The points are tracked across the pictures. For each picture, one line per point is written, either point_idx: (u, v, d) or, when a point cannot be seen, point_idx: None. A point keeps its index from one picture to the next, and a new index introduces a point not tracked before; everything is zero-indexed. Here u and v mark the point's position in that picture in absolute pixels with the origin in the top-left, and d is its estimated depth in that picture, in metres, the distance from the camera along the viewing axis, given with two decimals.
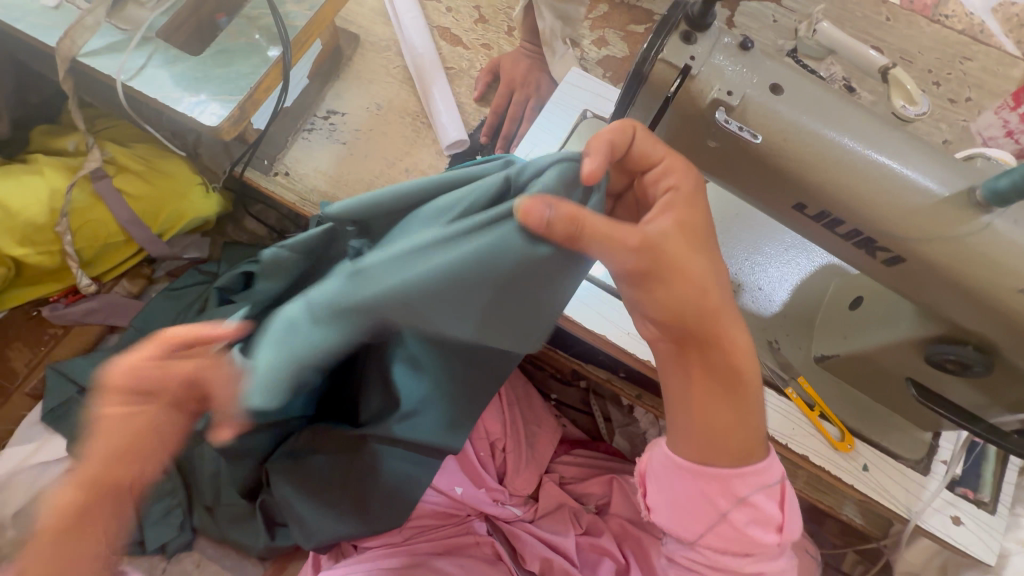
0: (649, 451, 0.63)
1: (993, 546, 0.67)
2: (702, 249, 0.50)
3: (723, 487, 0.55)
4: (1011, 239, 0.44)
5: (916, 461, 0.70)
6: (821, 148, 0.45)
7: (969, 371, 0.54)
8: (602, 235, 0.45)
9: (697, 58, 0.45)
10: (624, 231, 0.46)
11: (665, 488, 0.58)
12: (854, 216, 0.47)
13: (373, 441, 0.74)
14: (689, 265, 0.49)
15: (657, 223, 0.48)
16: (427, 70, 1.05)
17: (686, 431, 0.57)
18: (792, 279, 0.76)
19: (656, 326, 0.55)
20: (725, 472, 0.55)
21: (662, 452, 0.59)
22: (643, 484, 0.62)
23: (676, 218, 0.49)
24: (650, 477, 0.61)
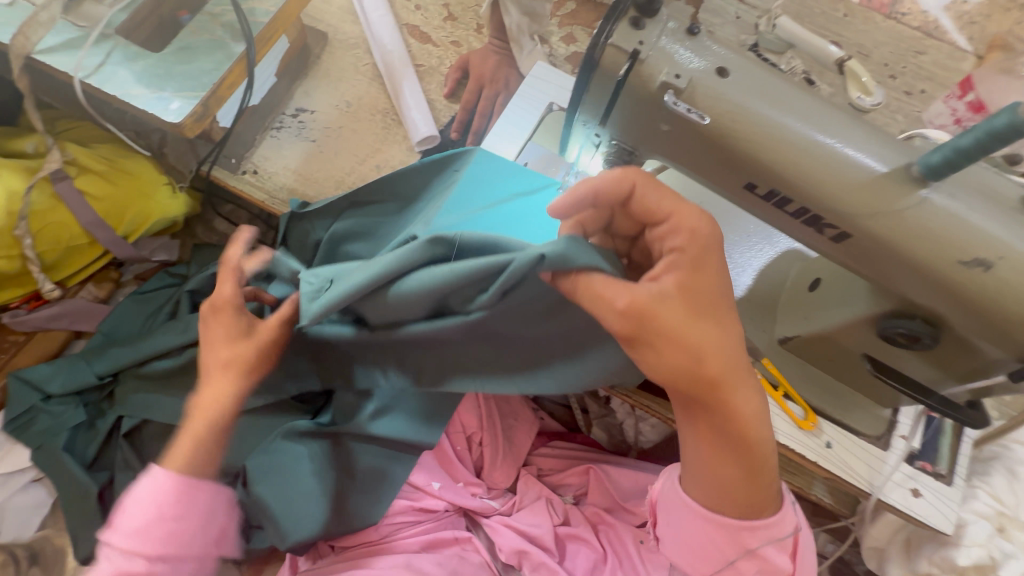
0: (661, 482, 0.63)
1: (949, 516, 0.70)
2: (706, 316, 0.46)
3: (734, 537, 0.54)
4: (946, 212, 0.46)
5: (877, 437, 0.73)
6: (767, 128, 0.47)
7: (919, 343, 0.56)
8: (592, 294, 0.45)
9: (645, 43, 0.47)
10: (614, 290, 0.45)
11: (675, 524, 0.57)
12: (801, 194, 0.49)
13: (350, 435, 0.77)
14: (686, 336, 0.45)
15: (658, 283, 0.46)
16: (396, 68, 1.05)
17: (692, 478, 0.54)
18: (755, 264, 0.78)
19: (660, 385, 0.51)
20: (735, 524, 0.53)
21: (673, 488, 0.58)
22: (653, 513, 0.62)
23: (679, 281, 0.46)
24: (661, 509, 0.60)
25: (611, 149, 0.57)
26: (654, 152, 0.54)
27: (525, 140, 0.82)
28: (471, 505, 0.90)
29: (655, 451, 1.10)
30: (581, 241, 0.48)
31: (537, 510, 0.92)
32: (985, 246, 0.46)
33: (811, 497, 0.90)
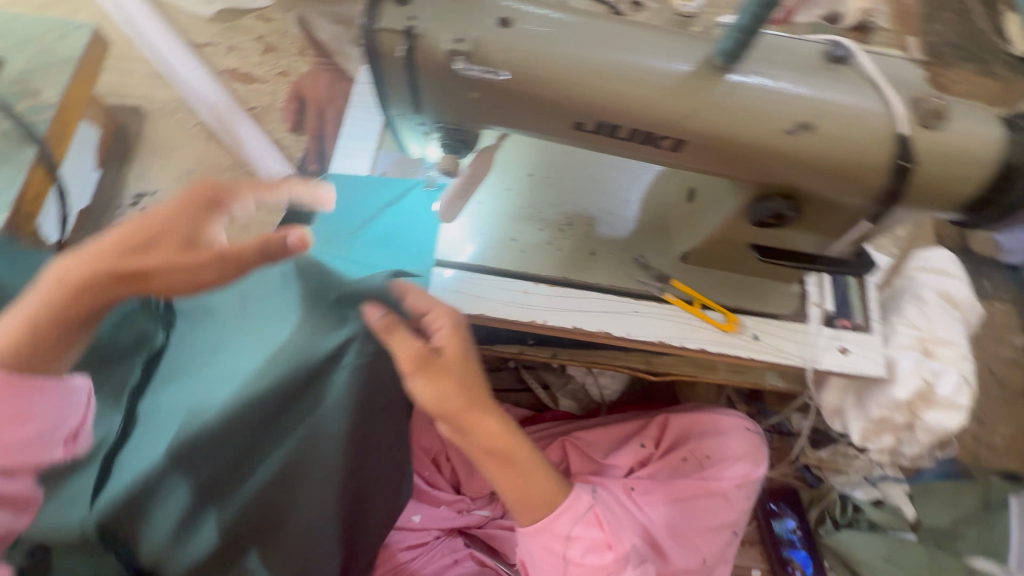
0: (684, 415, 0.97)
1: (877, 360, 0.74)
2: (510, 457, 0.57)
3: (681, 450, 0.93)
4: (756, 89, 0.47)
5: (794, 314, 0.75)
6: (566, 64, 0.45)
7: (785, 219, 0.57)
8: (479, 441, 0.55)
9: (416, 16, 0.44)
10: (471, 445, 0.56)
11: (687, 420, 0.96)
12: (623, 116, 0.48)
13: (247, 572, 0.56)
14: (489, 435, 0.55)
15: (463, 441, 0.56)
16: (227, 116, 0.99)
17: (604, 428, 1.00)
18: (637, 194, 0.79)
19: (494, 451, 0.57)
20: (651, 452, 0.94)
21: (672, 417, 0.97)
22: (672, 450, 0.94)
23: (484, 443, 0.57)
24: (678, 446, 0.94)
25: (443, 133, 0.54)
26: (478, 121, 0.51)
27: (376, 150, 0.78)
28: (461, 524, 0.90)
29: (621, 400, 1.16)
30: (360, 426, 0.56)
31: None
32: (800, 109, 0.47)
33: (765, 386, 0.94)
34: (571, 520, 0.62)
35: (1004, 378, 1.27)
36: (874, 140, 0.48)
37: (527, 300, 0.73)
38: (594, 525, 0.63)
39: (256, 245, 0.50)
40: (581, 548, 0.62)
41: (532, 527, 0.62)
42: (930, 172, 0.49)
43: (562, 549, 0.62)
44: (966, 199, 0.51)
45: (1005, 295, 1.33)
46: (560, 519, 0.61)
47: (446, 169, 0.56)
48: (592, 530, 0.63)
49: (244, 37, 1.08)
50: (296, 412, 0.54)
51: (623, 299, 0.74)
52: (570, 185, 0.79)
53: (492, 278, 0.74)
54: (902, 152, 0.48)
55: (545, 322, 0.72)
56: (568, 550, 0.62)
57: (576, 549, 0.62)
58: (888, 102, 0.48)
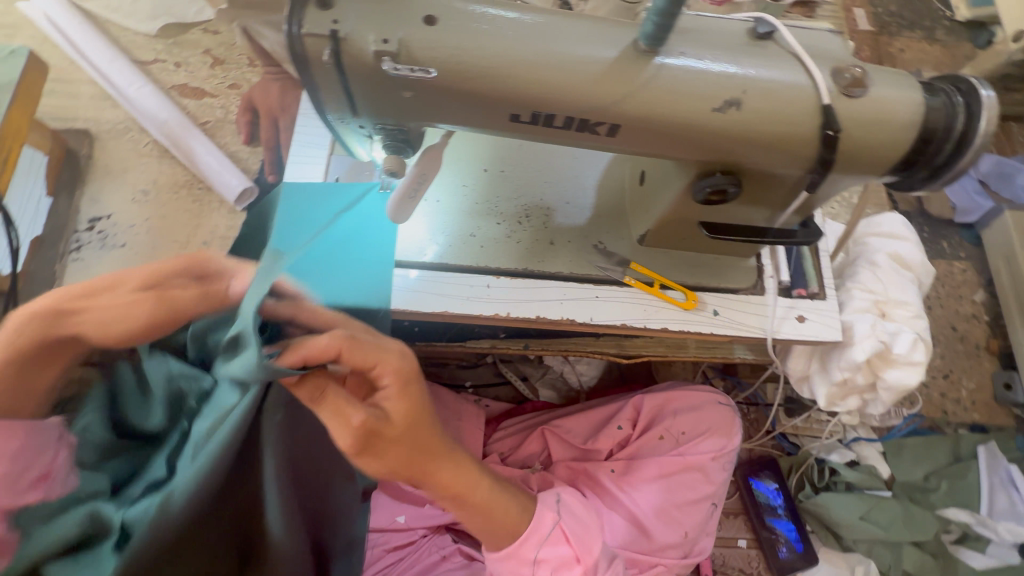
0: (657, 395, 0.99)
1: (834, 325, 0.76)
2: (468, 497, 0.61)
3: (656, 429, 0.95)
4: (682, 70, 0.48)
5: (752, 287, 0.77)
6: (493, 57, 0.46)
7: (728, 194, 0.58)
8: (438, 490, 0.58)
9: (340, 19, 0.45)
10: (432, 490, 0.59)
11: (661, 399, 0.98)
12: (556, 105, 0.49)
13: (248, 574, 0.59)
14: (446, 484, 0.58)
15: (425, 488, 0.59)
16: (180, 135, 0.96)
17: (582, 415, 1.02)
18: (592, 181, 0.80)
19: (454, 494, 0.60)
20: (628, 433, 0.96)
21: (646, 398, 0.99)
22: (647, 430, 0.96)
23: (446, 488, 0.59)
24: (653, 426, 0.96)
25: (384, 134, 0.54)
26: (416, 120, 0.52)
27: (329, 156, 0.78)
28: (445, 521, 0.89)
29: (600, 386, 1.18)
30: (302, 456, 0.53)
31: None
32: (727, 87, 0.49)
33: (734, 360, 0.96)
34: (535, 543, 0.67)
35: (966, 334, 1.32)
36: (800, 111, 0.50)
37: (489, 294, 0.74)
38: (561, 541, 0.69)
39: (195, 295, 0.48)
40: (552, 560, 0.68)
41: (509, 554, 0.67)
42: (856, 138, 0.51)
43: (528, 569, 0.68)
44: (893, 162, 0.53)
45: (961, 254, 1.38)
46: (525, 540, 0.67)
47: (390, 170, 0.56)
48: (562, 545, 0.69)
49: (190, 51, 1.07)
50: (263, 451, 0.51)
51: (584, 285, 0.75)
52: (526, 177, 0.80)
53: (454, 276, 0.74)
54: (828, 121, 0.50)
55: (509, 315, 0.73)
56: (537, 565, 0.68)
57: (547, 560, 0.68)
58: (810, 74, 0.50)
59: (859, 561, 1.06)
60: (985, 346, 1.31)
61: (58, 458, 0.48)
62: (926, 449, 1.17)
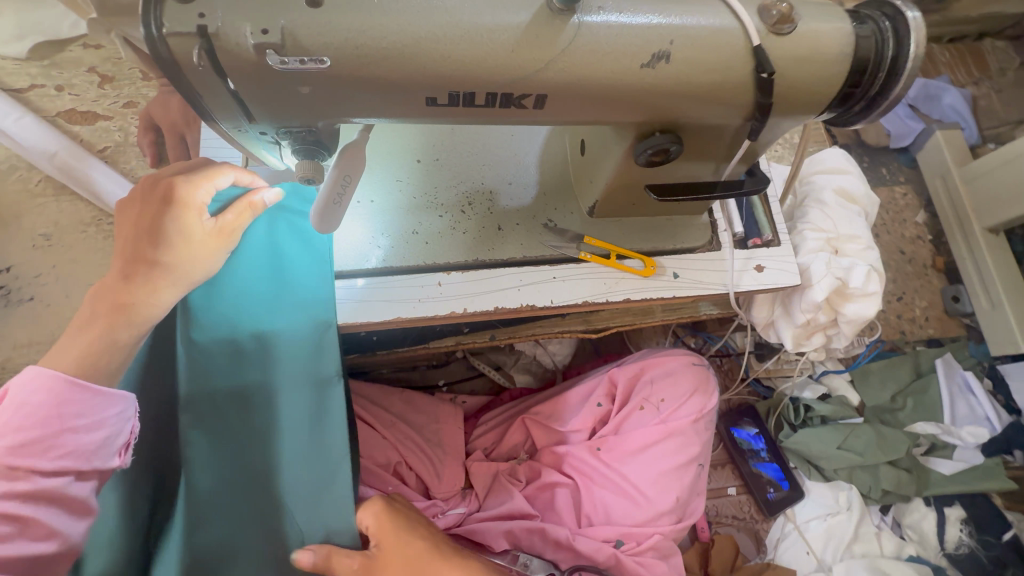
0: (631, 364, 0.98)
1: (792, 269, 0.76)
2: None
3: (635, 399, 0.94)
4: (603, 27, 0.44)
5: (709, 243, 0.76)
6: (393, 37, 0.41)
7: (671, 154, 0.55)
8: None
9: (207, 13, 0.38)
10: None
11: (635, 367, 0.97)
12: (473, 83, 0.44)
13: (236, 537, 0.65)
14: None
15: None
16: (75, 167, 0.86)
17: (560, 398, 1.00)
18: (533, 157, 0.76)
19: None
20: (607, 408, 0.96)
21: (621, 370, 0.97)
22: (626, 403, 0.95)
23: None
24: (632, 396, 0.95)
25: (290, 138, 0.48)
26: (323, 118, 0.46)
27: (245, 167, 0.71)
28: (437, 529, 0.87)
29: (575, 362, 1.16)
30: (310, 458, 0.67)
31: (499, 489, 0.92)
32: (654, 39, 0.45)
33: (702, 317, 0.96)
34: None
35: (913, 255, 1.37)
36: (731, 57, 0.47)
37: (442, 292, 0.69)
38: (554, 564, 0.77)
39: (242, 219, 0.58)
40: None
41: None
42: (789, 78, 0.49)
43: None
44: (831, 97, 0.51)
45: (900, 178, 1.42)
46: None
47: (306, 177, 0.50)
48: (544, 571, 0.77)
49: (73, 71, 0.95)
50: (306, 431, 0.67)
51: (541, 267, 0.72)
52: (463, 162, 0.75)
53: (402, 278, 0.69)
54: (761, 63, 0.47)
55: (465, 310, 0.69)
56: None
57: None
58: (737, 15, 0.47)
59: (842, 490, 1.09)
60: (931, 264, 1.36)
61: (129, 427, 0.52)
62: (891, 371, 1.22)
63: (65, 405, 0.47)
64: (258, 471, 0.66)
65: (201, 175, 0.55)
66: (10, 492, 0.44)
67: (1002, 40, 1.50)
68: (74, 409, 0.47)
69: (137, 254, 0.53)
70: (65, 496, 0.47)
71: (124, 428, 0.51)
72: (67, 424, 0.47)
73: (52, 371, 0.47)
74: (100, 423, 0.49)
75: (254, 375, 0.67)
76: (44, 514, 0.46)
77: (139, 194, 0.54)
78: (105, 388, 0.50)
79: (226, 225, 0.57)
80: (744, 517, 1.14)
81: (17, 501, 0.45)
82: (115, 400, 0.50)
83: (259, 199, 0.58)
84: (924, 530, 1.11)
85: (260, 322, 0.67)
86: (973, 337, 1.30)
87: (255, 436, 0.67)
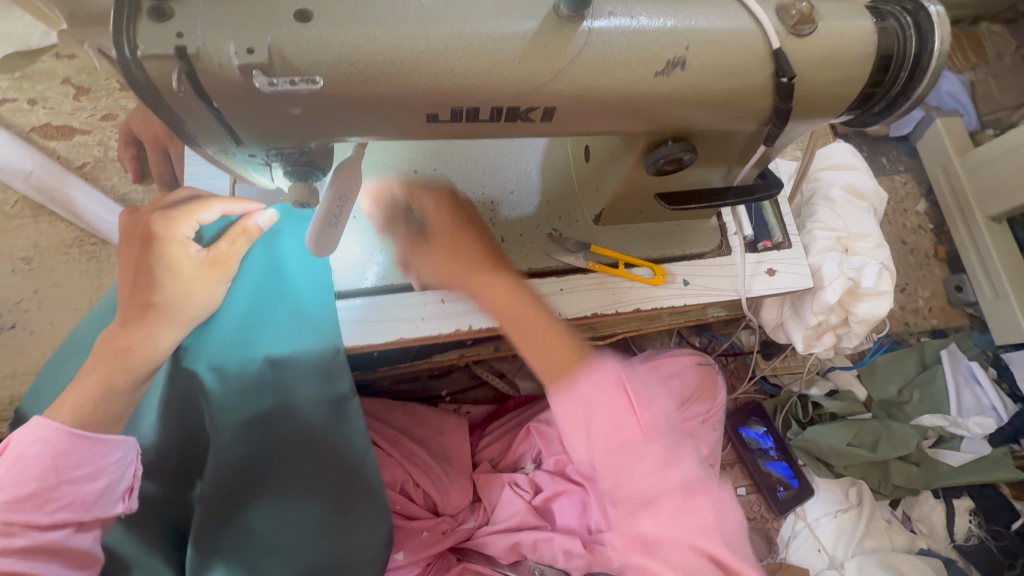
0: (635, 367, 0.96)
1: (804, 272, 0.74)
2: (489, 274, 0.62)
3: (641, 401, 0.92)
4: (615, 33, 0.41)
5: (718, 248, 0.74)
6: (391, 52, 0.38)
7: (684, 163, 0.53)
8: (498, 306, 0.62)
9: (186, 31, 0.35)
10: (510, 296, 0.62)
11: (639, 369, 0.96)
12: (478, 98, 0.41)
13: (262, 554, 0.68)
14: (505, 302, 0.62)
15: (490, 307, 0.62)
16: (54, 186, 0.82)
17: None
18: (535, 165, 0.73)
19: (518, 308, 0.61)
20: None
21: None
22: None
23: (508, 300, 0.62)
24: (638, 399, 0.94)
25: (282, 160, 0.45)
26: (316, 138, 0.43)
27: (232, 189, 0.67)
28: (448, 546, 0.85)
29: None
30: (331, 468, 0.71)
31: (508, 501, 0.90)
32: (669, 45, 0.42)
33: (709, 319, 0.94)
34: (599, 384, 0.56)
35: (915, 245, 1.36)
36: (750, 61, 0.44)
37: (445, 310, 0.67)
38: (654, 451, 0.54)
39: (232, 248, 0.59)
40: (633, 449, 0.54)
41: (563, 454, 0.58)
42: (809, 81, 0.46)
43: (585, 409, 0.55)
44: (852, 99, 0.49)
45: (900, 167, 1.41)
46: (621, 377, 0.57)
47: (300, 201, 0.47)
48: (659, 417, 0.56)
49: (46, 83, 0.90)
50: (319, 443, 0.70)
51: (546, 280, 0.70)
52: (461, 171, 0.72)
53: (402, 296, 0.66)
54: (781, 68, 0.44)
55: (471, 328, 0.66)
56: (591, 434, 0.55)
57: (602, 456, 0.54)
58: (755, 16, 0.44)
59: (851, 485, 1.10)
60: (933, 254, 1.35)
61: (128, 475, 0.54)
62: (897, 364, 1.21)
63: (67, 455, 0.49)
64: (280, 491, 0.69)
65: (180, 210, 0.55)
66: (8, 548, 0.46)
67: (998, 24, 1.48)
68: (73, 460, 0.50)
69: (130, 297, 0.55)
70: (66, 548, 0.49)
71: (125, 473, 0.53)
72: (66, 475, 0.49)
73: (51, 424, 0.50)
74: (99, 471, 0.51)
75: (260, 402, 0.67)
76: (43, 567, 0.47)
77: (124, 237, 0.56)
78: (105, 436, 0.52)
79: (220, 254, 0.58)
80: (756, 517, 1.12)
81: (16, 557, 0.46)
82: (114, 446, 0.52)
83: (253, 223, 0.59)
84: (933, 522, 1.11)
85: (261, 345, 0.66)
86: (977, 326, 1.30)
87: (269, 459, 0.69)
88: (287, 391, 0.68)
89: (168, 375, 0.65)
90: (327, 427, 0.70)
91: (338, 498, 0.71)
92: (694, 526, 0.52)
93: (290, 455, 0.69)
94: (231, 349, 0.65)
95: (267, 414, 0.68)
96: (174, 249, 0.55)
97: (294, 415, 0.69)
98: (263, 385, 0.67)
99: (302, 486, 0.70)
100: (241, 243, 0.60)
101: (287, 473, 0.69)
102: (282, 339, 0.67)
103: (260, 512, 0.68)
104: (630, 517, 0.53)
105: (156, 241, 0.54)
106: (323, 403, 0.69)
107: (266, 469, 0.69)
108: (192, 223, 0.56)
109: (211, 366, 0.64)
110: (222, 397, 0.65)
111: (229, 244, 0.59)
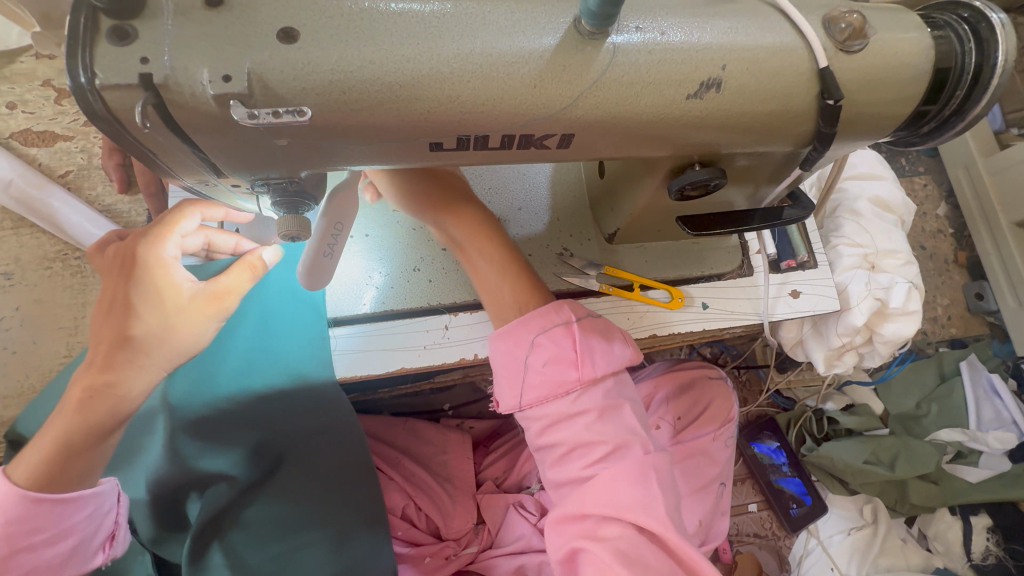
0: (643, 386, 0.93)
1: (831, 293, 0.69)
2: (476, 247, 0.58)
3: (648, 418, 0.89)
4: (642, 51, 0.37)
5: (739, 268, 0.69)
6: (387, 76, 0.33)
7: (711, 187, 0.47)
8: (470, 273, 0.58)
9: (152, 56, 0.31)
10: (483, 263, 0.58)
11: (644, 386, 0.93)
12: (486, 126, 0.37)
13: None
14: (479, 265, 0.58)
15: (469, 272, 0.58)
16: (33, 196, 0.75)
17: None
18: (545, 180, 0.68)
19: (493, 263, 0.57)
20: None
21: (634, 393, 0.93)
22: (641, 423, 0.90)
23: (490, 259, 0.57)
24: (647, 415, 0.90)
25: (269, 190, 0.41)
26: (306, 167, 0.39)
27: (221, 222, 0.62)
28: (451, 572, 0.80)
29: None
30: (330, 495, 0.68)
31: (512, 523, 0.85)
32: (704, 64, 0.37)
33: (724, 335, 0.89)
34: (544, 326, 0.53)
35: (934, 251, 1.31)
36: (793, 81, 0.39)
37: (449, 337, 0.62)
38: (596, 410, 0.51)
39: (235, 283, 0.55)
40: (573, 402, 0.52)
41: (496, 403, 0.56)
42: (857, 102, 0.41)
43: (525, 355, 0.53)
44: (901, 119, 0.44)
45: (920, 169, 1.36)
46: (574, 325, 0.54)
47: (289, 235, 0.42)
48: (610, 371, 0.53)
49: (26, 85, 0.85)
50: (318, 468, 0.68)
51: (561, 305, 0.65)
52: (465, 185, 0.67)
53: (402, 323, 0.62)
54: (827, 89, 0.39)
55: (477, 356, 0.62)
56: (528, 379, 0.53)
57: (536, 407, 0.52)
58: (799, 29, 0.39)
59: (867, 502, 1.07)
60: (953, 260, 1.31)
61: (101, 526, 0.54)
62: (914, 376, 1.18)
63: (24, 521, 0.48)
64: (277, 522, 0.65)
65: (159, 226, 0.53)
66: None
67: None
68: (31, 526, 0.48)
69: (106, 329, 0.51)
70: None
71: (94, 526, 0.53)
72: (23, 542, 0.48)
73: (10, 486, 0.48)
74: (68, 531, 0.50)
75: (254, 432, 0.66)
76: None
77: (106, 266, 0.53)
78: (70, 493, 0.51)
79: (217, 288, 0.54)
80: (766, 535, 1.10)
81: None
82: (81, 503, 0.51)
83: (257, 257, 0.56)
84: (950, 540, 1.06)
85: (258, 377, 0.67)
86: (997, 335, 1.25)
87: (264, 488, 0.65)
88: (285, 418, 0.67)
89: (164, 420, 0.63)
90: (326, 453, 0.69)
91: (339, 527, 0.67)
92: (634, 498, 0.49)
93: (286, 483, 0.66)
94: (227, 384, 0.65)
95: (261, 441, 0.66)
96: (156, 271, 0.51)
97: (291, 444, 0.68)
98: (261, 413, 0.66)
99: (301, 516, 0.66)
100: (244, 279, 0.55)
101: (283, 503, 0.66)
102: (281, 371, 0.66)
103: (254, 548, 0.63)
104: (563, 479, 0.52)
105: (137, 262, 0.51)
106: (320, 427, 0.69)
107: (261, 499, 0.65)
108: (175, 243, 0.53)
109: (207, 401, 0.64)
110: (216, 427, 0.64)
111: (233, 276, 0.55)
